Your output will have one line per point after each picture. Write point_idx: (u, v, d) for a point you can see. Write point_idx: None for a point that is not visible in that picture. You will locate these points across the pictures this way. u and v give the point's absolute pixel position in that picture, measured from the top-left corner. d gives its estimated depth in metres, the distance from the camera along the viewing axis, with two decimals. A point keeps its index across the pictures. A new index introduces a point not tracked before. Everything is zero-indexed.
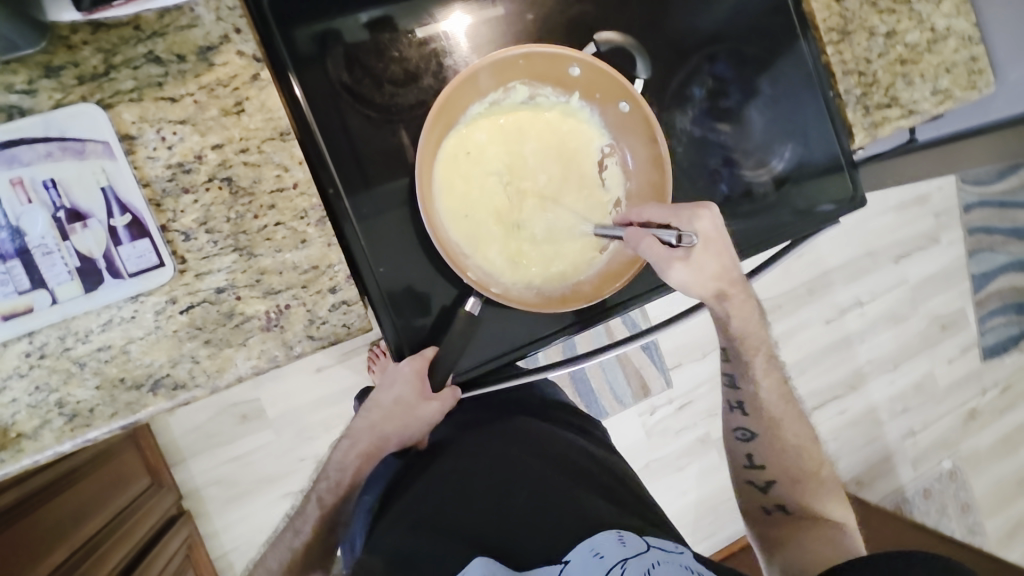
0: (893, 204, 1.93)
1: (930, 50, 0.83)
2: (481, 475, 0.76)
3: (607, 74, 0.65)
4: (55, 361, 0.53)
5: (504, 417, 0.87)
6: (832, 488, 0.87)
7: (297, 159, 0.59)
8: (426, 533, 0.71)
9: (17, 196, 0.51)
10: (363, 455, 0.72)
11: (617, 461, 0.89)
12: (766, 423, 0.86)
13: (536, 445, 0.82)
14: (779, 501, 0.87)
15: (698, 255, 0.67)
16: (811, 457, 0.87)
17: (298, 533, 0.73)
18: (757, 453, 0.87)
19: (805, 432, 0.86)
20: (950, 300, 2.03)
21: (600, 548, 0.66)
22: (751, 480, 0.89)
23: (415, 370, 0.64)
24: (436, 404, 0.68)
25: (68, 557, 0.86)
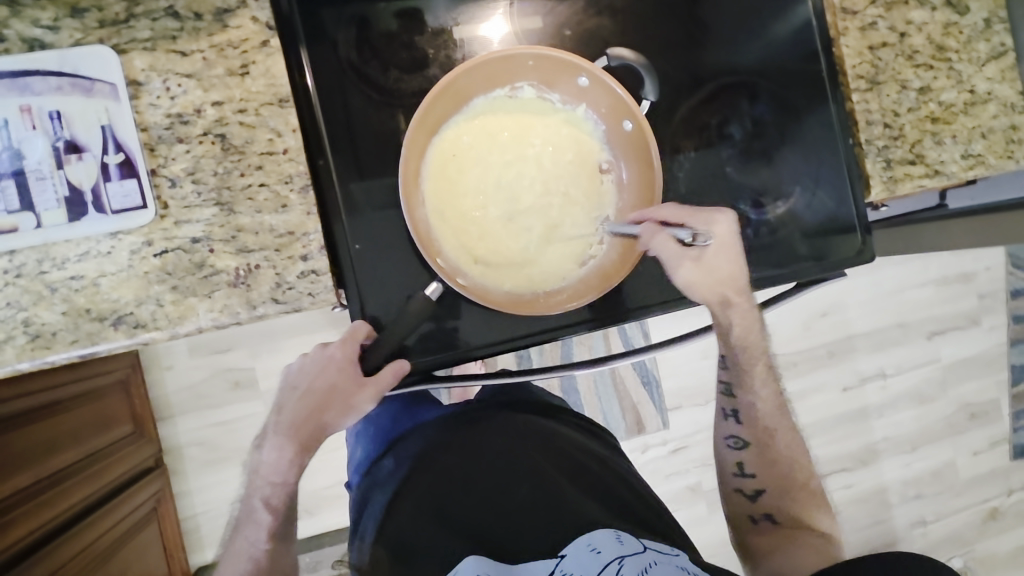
0: (932, 277, 1.84)
1: (967, 111, 0.79)
2: (484, 473, 0.86)
3: (613, 91, 0.66)
4: (29, 282, 0.55)
5: (506, 414, 0.95)
6: (821, 502, 0.86)
7: (291, 126, 0.61)
8: (433, 523, 0.81)
9: (23, 121, 0.54)
10: (297, 450, 0.65)
11: (615, 461, 0.96)
12: (759, 433, 0.84)
13: (534, 447, 0.90)
14: (767, 511, 0.86)
15: (709, 257, 0.69)
16: (804, 468, 0.85)
17: (256, 542, 0.70)
18: (748, 462, 0.85)
19: (797, 443, 0.85)
20: (984, 388, 1.90)
21: (597, 544, 0.75)
22: (740, 488, 0.88)
23: (349, 351, 0.63)
24: (370, 390, 0.63)
25: (31, 485, 0.89)
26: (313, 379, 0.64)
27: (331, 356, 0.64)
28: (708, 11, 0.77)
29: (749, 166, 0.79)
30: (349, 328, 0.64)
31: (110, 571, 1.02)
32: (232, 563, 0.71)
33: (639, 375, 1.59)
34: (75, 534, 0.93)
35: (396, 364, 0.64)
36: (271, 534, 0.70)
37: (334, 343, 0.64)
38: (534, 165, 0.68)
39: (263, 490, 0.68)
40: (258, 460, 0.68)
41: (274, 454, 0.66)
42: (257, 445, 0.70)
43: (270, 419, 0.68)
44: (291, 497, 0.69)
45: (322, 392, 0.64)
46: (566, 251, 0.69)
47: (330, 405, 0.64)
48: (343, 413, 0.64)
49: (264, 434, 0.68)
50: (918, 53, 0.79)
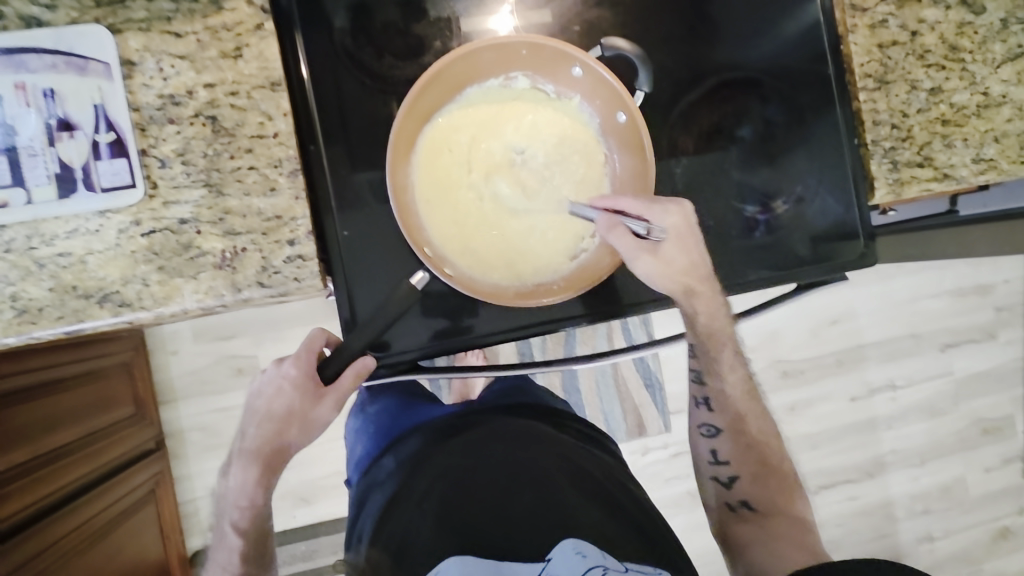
0: (948, 287, 1.79)
1: (979, 114, 0.77)
2: (482, 478, 0.85)
3: (609, 84, 0.65)
4: (18, 257, 0.56)
5: (510, 416, 0.92)
6: (796, 485, 0.86)
7: (283, 110, 0.61)
8: (428, 527, 0.80)
9: (17, 98, 0.55)
10: (264, 469, 0.68)
11: (615, 466, 0.94)
12: (731, 419, 0.83)
13: (535, 452, 0.88)
14: (744, 498, 0.85)
15: (665, 249, 0.67)
16: (776, 450, 0.85)
17: (229, 565, 0.73)
18: (722, 450, 0.84)
19: (770, 426, 0.84)
20: (998, 404, 1.85)
21: (583, 549, 0.78)
22: (716, 476, 0.86)
23: (304, 368, 0.66)
24: (329, 402, 0.65)
25: (28, 461, 0.90)
26: (270, 401, 0.66)
27: (286, 375, 0.66)
28: (711, 5, 0.76)
29: (750, 164, 0.78)
30: (302, 341, 0.68)
31: (105, 548, 1.03)
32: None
33: (642, 376, 1.57)
34: (70, 510, 0.95)
35: (363, 359, 0.65)
36: (244, 556, 0.73)
37: (289, 361, 0.67)
38: (527, 155, 0.67)
39: (232, 513, 0.71)
40: (226, 486, 0.71)
41: (240, 478, 0.68)
42: (223, 472, 0.73)
43: (234, 444, 0.70)
44: (259, 519, 0.72)
45: (280, 412, 0.66)
46: (556, 246, 0.68)
47: (290, 423, 0.66)
48: (303, 429, 0.66)
49: (230, 459, 0.70)
50: (930, 52, 0.76)
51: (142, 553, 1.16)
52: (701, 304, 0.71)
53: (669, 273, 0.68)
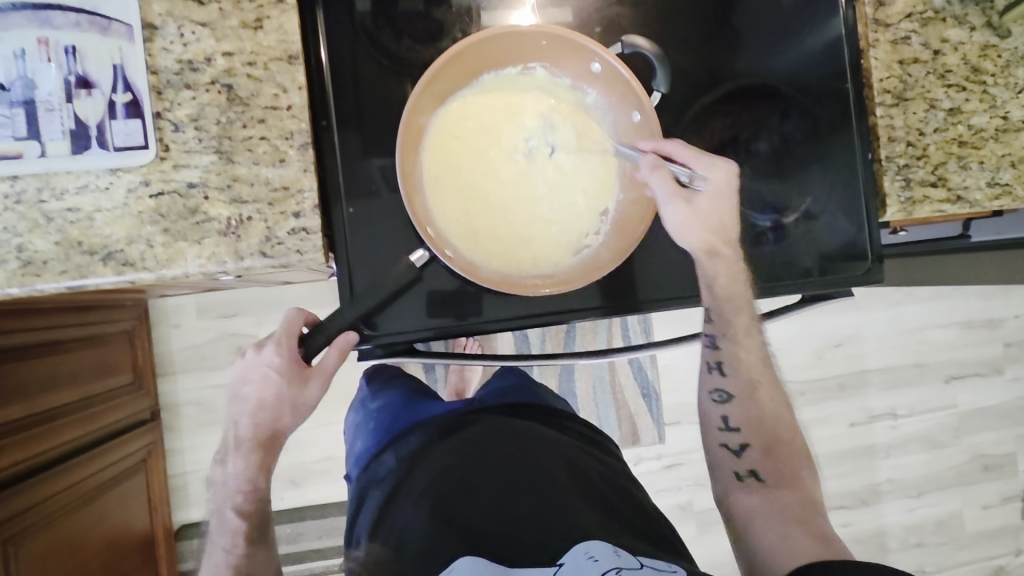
0: (957, 319, 1.77)
1: (997, 138, 0.76)
2: (483, 474, 0.79)
3: (626, 82, 0.65)
4: (27, 209, 0.57)
5: (512, 417, 0.90)
6: (806, 458, 0.77)
7: (298, 83, 0.61)
8: (427, 520, 0.74)
9: (39, 53, 0.55)
10: (260, 448, 0.68)
11: (624, 476, 0.90)
12: (743, 386, 0.76)
13: (537, 448, 0.83)
14: (752, 468, 0.76)
15: (702, 201, 0.68)
16: (788, 422, 0.77)
17: (231, 549, 0.70)
18: (733, 415, 0.76)
19: (782, 398, 0.77)
20: (1000, 441, 1.82)
21: (594, 552, 0.65)
22: (725, 444, 0.77)
23: (288, 354, 0.66)
24: (317, 381, 0.66)
25: (23, 417, 0.90)
26: (259, 389, 0.66)
27: (270, 363, 0.66)
28: (734, 13, 0.76)
29: (761, 173, 0.77)
30: (281, 321, 0.67)
31: (91, 513, 1.03)
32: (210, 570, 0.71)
33: (640, 386, 1.56)
34: (62, 470, 0.96)
35: (345, 335, 0.64)
36: (248, 539, 0.71)
37: (270, 349, 0.66)
38: (538, 146, 0.67)
39: (232, 497, 0.70)
40: (223, 474, 0.71)
41: (241, 463, 0.69)
42: (218, 460, 0.72)
43: (227, 433, 0.70)
44: (260, 502, 0.71)
45: (271, 400, 0.67)
46: (560, 240, 0.68)
47: (283, 408, 0.67)
48: (296, 412, 0.68)
49: (225, 448, 0.70)
50: (951, 72, 0.76)
51: (129, 521, 1.17)
52: (720, 267, 0.70)
53: (697, 224, 0.68)
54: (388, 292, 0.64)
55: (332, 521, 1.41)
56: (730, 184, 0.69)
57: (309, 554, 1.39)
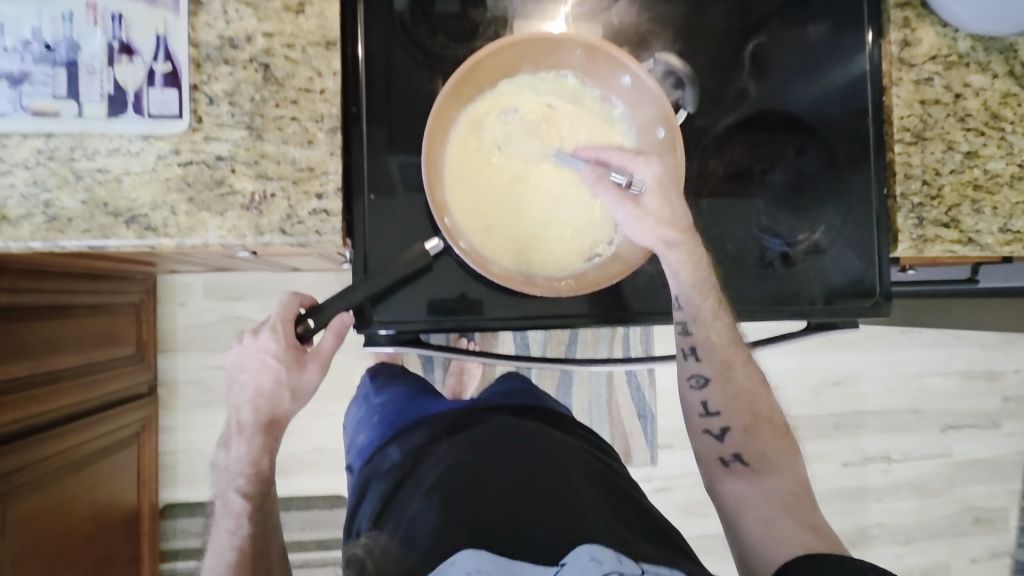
0: (958, 367, 1.76)
1: (1012, 185, 0.77)
2: (492, 471, 0.79)
3: (654, 97, 0.65)
4: (58, 165, 0.58)
5: (519, 419, 0.91)
6: (787, 434, 0.76)
7: (333, 68, 0.63)
8: (435, 512, 0.74)
9: (86, 17, 0.57)
10: (262, 430, 0.68)
11: (629, 484, 0.90)
12: (721, 366, 0.73)
13: (545, 451, 0.83)
14: (736, 451, 0.74)
15: (648, 200, 0.64)
16: (765, 399, 0.75)
17: (235, 531, 0.70)
18: (712, 399, 0.74)
19: (758, 374, 0.75)
20: (993, 495, 1.80)
21: (599, 556, 0.64)
22: (707, 430, 0.76)
23: (284, 340, 0.66)
24: (313, 364, 0.67)
25: (27, 376, 0.90)
26: (258, 376, 0.66)
27: (267, 350, 0.66)
28: (762, 42, 0.78)
29: (778, 199, 0.78)
30: (277, 306, 0.67)
31: (80, 480, 1.03)
32: (215, 554, 0.71)
33: (636, 406, 1.56)
34: (57, 434, 0.96)
35: (341, 317, 0.68)
36: (252, 521, 0.71)
37: (266, 335, 0.66)
38: (560, 153, 0.68)
39: (235, 481, 0.71)
40: (227, 457, 0.71)
41: (244, 447, 0.69)
42: (223, 443, 0.72)
43: (230, 418, 0.70)
44: (264, 482, 0.71)
45: (270, 386, 0.67)
46: (572, 245, 0.69)
47: (282, 394, 0.67)
48: (296, 397, 0.68)
49: (229, 433, 0.70)
50: (971, 117, 0.77)
51: (116, 494, 1.16)
52: (683, 255, 0.66)
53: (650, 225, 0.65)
54: (395, 277, 0.65)
55: (316, 513, 1.41)
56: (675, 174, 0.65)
57: (290, 545, 1.38)
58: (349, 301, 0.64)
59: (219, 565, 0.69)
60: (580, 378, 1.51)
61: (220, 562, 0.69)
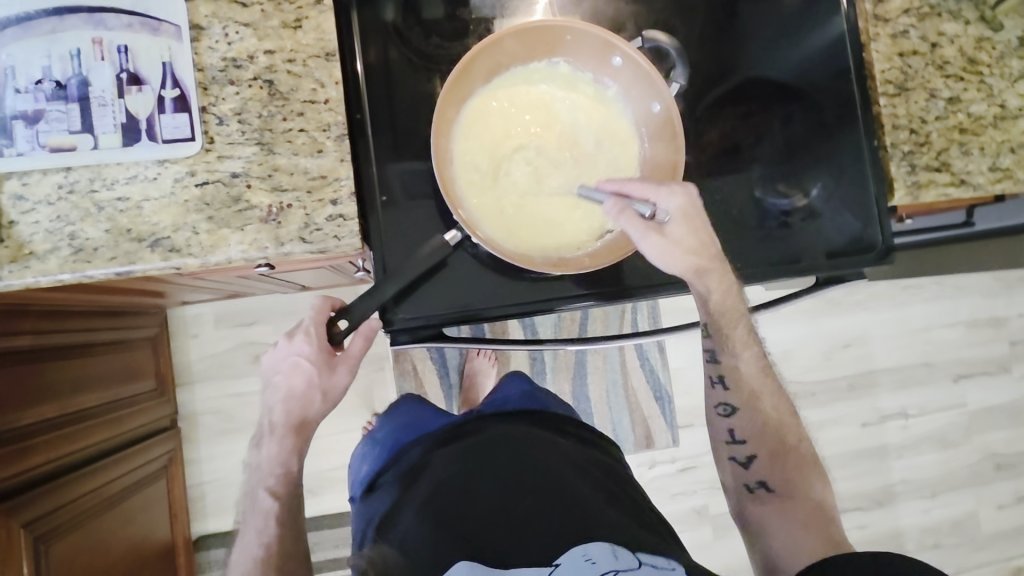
0: (963, 318, 1.79)
1: (995, 125, 0.80)
2: (482, 484, 0.82)
3: (647, 73, 0.67)
4: (79, 199, 0.60)
5: (508, 423, 0.93)
6: (815, 462, 0.78)
7: (334, 78, 0.64)
8: (429, 527, 0.78)
9: (93, 52, 0.60)
10: (292, 432, 0.70)
11: (618, 470, 0.93)
12: (747, 397, 0.78)
13: (532, 456, 0.86)
14: (763, 479, 0.78)
15: (672, 230, 0.67)
16: (793, 428, 0.79)
17: (263, 530, 0.70)
18: (739, 428, 0.79)
19: (786, 403, 0.79)
20: (1012, 440, 1.82)
21: (592, 556, 0.73)
22: (734, 456, 0.80)
23: (317, 343, 0.67)
24: (341, 370, 0.68)
25: (55, 417, 0.91)
26: (290, 378, 0.68)
27: (300, 352, 0.68)
28: (741, 12, 0.80)
29: (774, 159, 0.81)
30: (311, 307, 0.68)
31: (113, 518, 1.03)
32: (242, 553, 0.70)
33: (652, 389, 1.59)
34: (88, 473, 0.96)
35: (370, 322, 0.69)
36: (280, 521, 0.70)
37: (300, 338, 0.67)
38: (561, 138, 0.70)
39: (266, 479, 0.71)
40: (258, 457, 0.72)
41: (275, 446, 0.70)
42: (255, 443, 0.73)
43: (263, 417, 0.71)
44: (294, 482, 0.72)
45: (302, 388, 0.68)
46: (583, 225, 0.70)
47: (312, 396, 0.69)
48: (326, 399, 0.69)
49: (260, 432, 0.71)
50: (949, 63, 0.80)
51: (150, 529, 1.16)
52: (713, 281, 0.72)
53: (676, 252, 0.68)
54: (416, 273, 0.66)
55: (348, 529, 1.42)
56: (695, 204, 0.68)
57: (326, 563, 1.39)
58: (380, 298, 0.66)
59: (245, 562, 0.69)
60: (595, 367, 1.57)
61: (248, 559, 0.69)
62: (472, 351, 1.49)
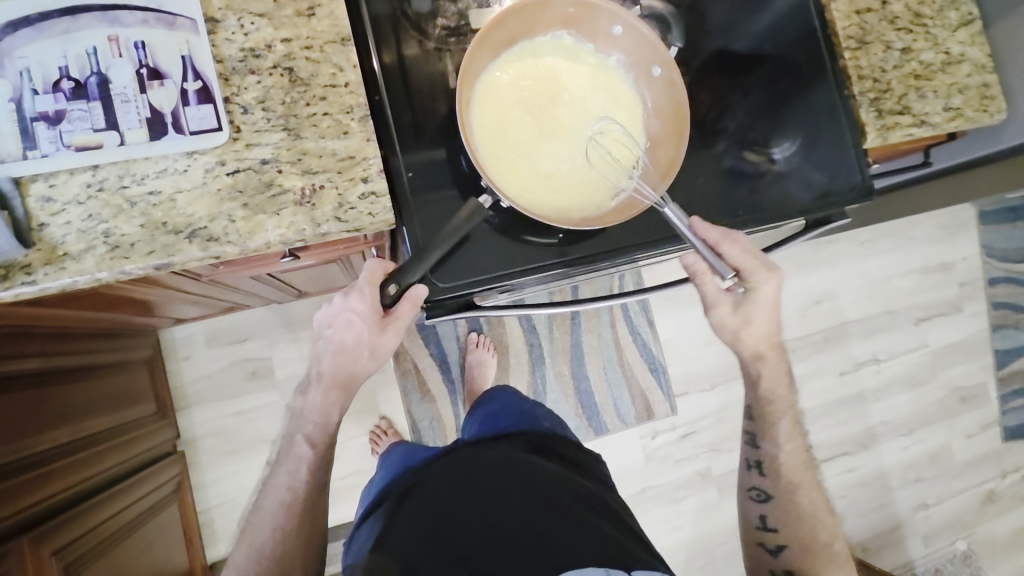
0: (916, 265, 1.93)
1: (944, 70, 0.89)
2: (471, 508, 0.87)
3: (646, 39, 0.72)
4: (110, 196, 0.59)
5: (496, 445, 0.98)
6: (843, 565, 0.88)
7: (352, 62, 0.67)
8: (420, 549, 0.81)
9: (110, 50, 0.59)
10: (336, 388, 0.72)
11: (603, 489, 0.99)
12: (782, 487, 0.92)
13: (520, 478, 0.91)
14: (787, 568, 0.89)
15: (745, 305, 0.84)
16: (824, 529, 0.90)
17: (294, 474, 0.73)
18: (771, 515, 0.92)
19: (822, 503, 0.91)
20: (971, 373, 1.98)
21: None
22: (763, 542, 0.92)
23: (371, 302, 0.68)
24: (390, 333, 0.69)
25: (68, 441, 0.87)
26: (342, 333, 0.69)
27: (354, 309, 0.68)
28: None
29: (757, 114, 0.88)
30: (365, 270, 0.69)
31: (137, 542, 0.99)
32: (272, 493, 0.74)
33: (646, 361, 1.66)
34: (110, 498, 0.93)
35: (415, 290, 0.69)
36: (310, 468, 0.73)
37: (355, 296, 0.68)
38: (570, 106, 0.74)
39: (306, 428, 0.73)
40: (302, 404, 0.73)
41: (320, 397, 0.72)
42: (299, 389, 0.75)
43: (311, 364, 0.73)
44: (331, 436, 0.74)
45: (351, 343, 0.69)
46: (598, 185, 0.74)
47: (360, 352, 0.70)
48: (374, 358, 0.71)
49: (307, 379, 0.73)
50: (899, 18, 0.89)
51: (170, 554, 1.12)
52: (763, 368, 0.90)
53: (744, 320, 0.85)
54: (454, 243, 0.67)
55: None
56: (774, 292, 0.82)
57: None
58: (428, 264, 0.67)
59: (274, 500, 0.73)
60: (591, 347, 1.62)
61: (277, 500, 0.73)
62: (470, 342, 1.52)
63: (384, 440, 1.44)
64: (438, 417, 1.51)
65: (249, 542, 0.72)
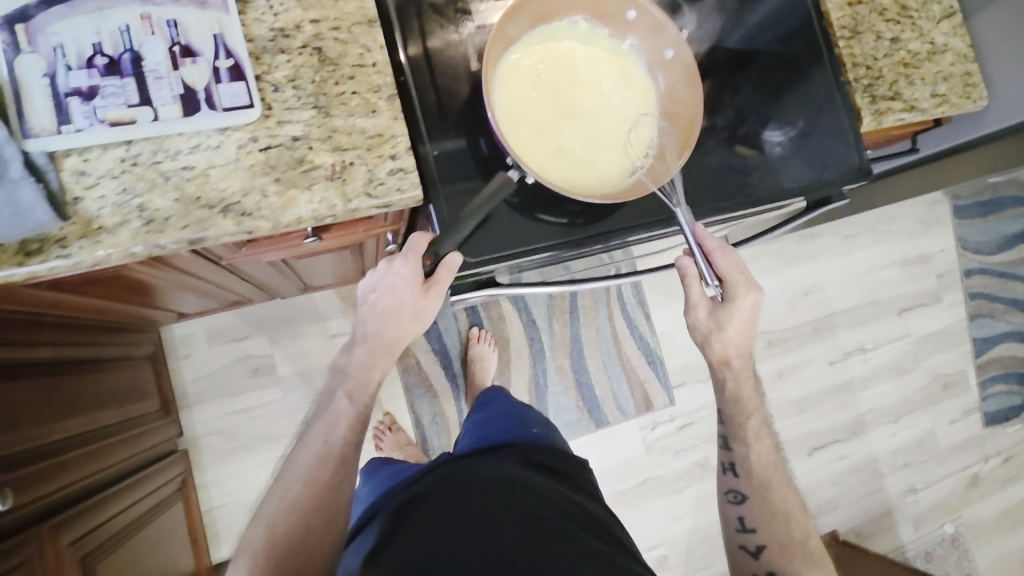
0: (897, 258, 2.00)
1: (930, 59, 0.95)
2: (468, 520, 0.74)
3: (660, 24, 0.75)
4: (143, 170, 0.60)
5: (486, 463, 0.87)
6: (821, 561, 0.86)
7: (379, 43, 0.68)
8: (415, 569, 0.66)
9: (142, 28, 0.60)
10: (375, 348, 0.76)
11: (601, 514, 0.89)
12: (755, 485, 0.91)
13: (517, 491, 0.80)
14: (769, 568, 0.88)
15: (722, 314, 0.86)
16: (800, 524, 0.89)
17: (334, 428, 0.72)
18: (748, 515, 0.90)
19: (794, 500, 0.90)
20: (952, 360, 2.05)
21: None
22: (743, 545, 0.91)
23: (415, 267, 0.73)
24: (430, 298, 0.74)
25: (79, 432, 0.85)
26: (386, 296, 0.74)
27: (398, 273, 0.73)
28: None
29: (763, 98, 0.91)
30: (410, 242, 0.73)
31: (147, 540, 0.98)
32: (306, 447, 0.71)
33: (644, 354, 1.68)
34: (119, 493, 0.91)
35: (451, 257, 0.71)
36: (349, 424, 0.73)
37: (399, 261, 0.73)
38: (586, 89, 0.77)
39: (347, 384, 0.75)
40: (346, 360, 0.76)
41: (363, 355, 0.75)
42: (344, 348, 0.78)
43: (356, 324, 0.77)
44: (371, 394, 0.76)
45: (395, 306, 0.74)
46: (615, 162, 0.76)
47: (403, 315, 0.75)
48: (416, 320, 0.76)
49: (353, 338, 0.77)
50: (887, 10, 0.94)
51: (176, 554, 1.09)
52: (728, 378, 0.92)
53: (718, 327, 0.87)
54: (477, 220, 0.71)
55: None
56: (752, 307, 0.84)
57: None
58: (459, 238, 0.71)
59: (309, 453, 0.70)
60: (590, 340, 1.64)
61: (312, 453, 0.70)
62: (472, 337, 1.53)
63: (387, 436, 1.45)
64: (442, 412, 1.51)
65: (280, 491, 0.68)
